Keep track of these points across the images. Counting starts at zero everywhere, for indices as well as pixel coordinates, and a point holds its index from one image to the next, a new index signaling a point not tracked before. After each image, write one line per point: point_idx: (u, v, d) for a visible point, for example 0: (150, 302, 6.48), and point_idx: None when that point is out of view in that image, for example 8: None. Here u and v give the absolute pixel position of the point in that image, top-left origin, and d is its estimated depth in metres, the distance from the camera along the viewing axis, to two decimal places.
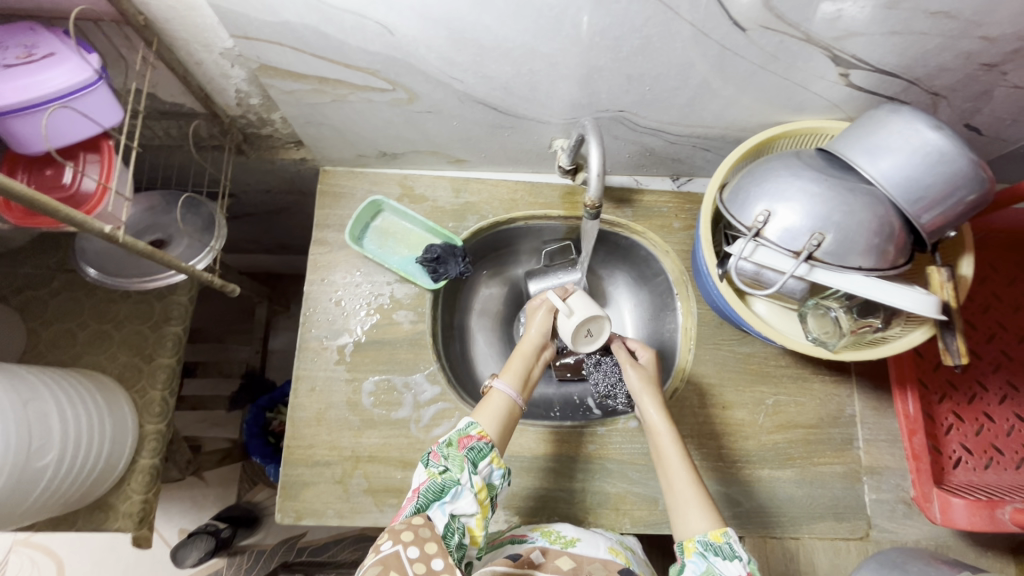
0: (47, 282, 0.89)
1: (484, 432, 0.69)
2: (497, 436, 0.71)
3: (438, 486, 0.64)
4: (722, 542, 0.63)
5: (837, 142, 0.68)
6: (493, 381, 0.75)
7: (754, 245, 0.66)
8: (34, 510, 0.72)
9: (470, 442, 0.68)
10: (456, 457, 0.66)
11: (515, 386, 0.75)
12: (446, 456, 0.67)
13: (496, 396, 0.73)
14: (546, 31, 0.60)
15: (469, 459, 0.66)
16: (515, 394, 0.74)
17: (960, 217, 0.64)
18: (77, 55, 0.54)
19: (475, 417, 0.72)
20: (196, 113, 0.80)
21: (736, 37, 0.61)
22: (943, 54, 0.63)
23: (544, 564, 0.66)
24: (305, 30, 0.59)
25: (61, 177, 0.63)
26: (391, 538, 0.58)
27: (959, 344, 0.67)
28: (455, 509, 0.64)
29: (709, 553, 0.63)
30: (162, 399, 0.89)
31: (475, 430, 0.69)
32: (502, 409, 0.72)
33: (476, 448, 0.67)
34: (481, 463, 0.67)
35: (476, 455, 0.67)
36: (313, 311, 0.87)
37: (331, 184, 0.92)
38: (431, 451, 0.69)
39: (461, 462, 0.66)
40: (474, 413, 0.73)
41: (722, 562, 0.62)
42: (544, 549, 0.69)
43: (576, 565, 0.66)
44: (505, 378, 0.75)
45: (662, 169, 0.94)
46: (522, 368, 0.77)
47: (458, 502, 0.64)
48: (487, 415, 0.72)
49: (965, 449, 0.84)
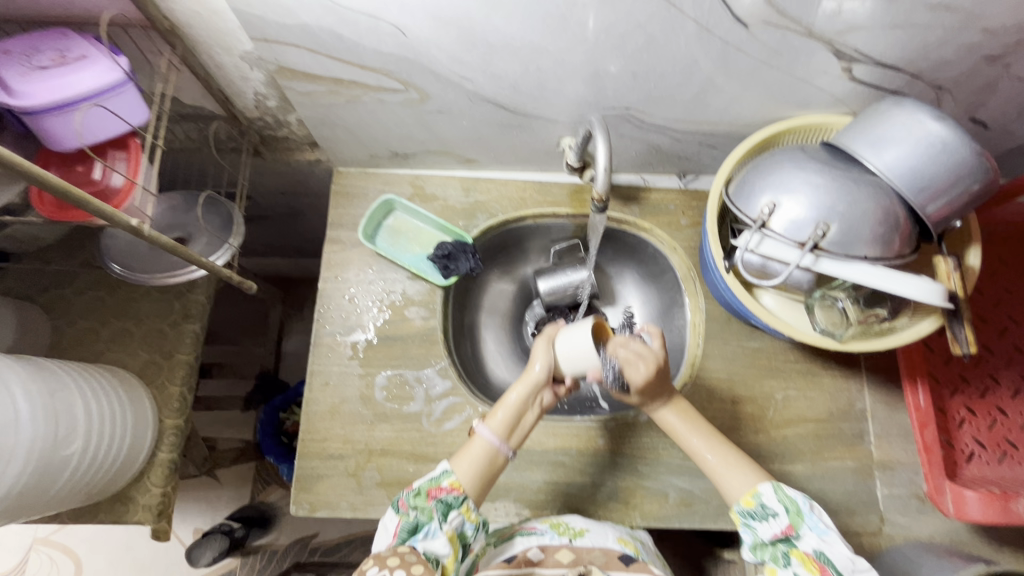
0: (71, 281, 0.92)
1: (459, 484, 0.69)
2: (474, 485, 0.70)
3: (411, 524, 0.65)
4: (754, 506, 0.67)
5: (841, 136, 0.69)
6: (479, 425, 0.74)
7: (760, 236, 0.67)
8: (58, 500, 0.74)
9: (441, 494, 0.68)
10: (425, 507, 0.67)
11: (500, 434, 0.73)
12: (415, 506, 0.67)
13: (478, 442, 0.72)
14: (553, 30, 0.62)
15: (439, 508, 0.67)
16: (497, 442, 0.73)
17: (966, 207, 0.65)
18: (107, 57, 0.57)
19: (452, 462, 0.71)
20: (216, 116, 0.83)
21: (739, 33, 0.63)
22: (944, 47, 0.64)
23: (544, 560, 0.66)
24: (321, 32, 0.62)
25: (90, 172, 0.65)
26: (377, 563, 0.57)
27: (967, 333, 0.68)
28: (429, 546, 0.63)
29: (749, 520, 0.67)
30: (180, 395, 0.91)
31: (446, 480, 0.69)
32: (479, 456, 0.72)
33: (444, 500, 0.67)
34: (452, 512, 0.67)
35: (445, 506, 0.67)
36: (327, 308, 0.89)
37: (345, 185, 0.94)
38: (401, 499, 0.69)
39: (430, 511, 0.66)
40: (452, 459, 0.72)
41: (761, 525, 0.66)
42: (541, 546, 0.69)
43: (575, 557, 0.67)
44: (490, 425, 0.73)
45: (669, 167, 0.96)
46: (509, 415, 0.74)
47: (431, 541, 0.64)
48: (465, 463, 0.71)
49: (978, 443, 0.83)
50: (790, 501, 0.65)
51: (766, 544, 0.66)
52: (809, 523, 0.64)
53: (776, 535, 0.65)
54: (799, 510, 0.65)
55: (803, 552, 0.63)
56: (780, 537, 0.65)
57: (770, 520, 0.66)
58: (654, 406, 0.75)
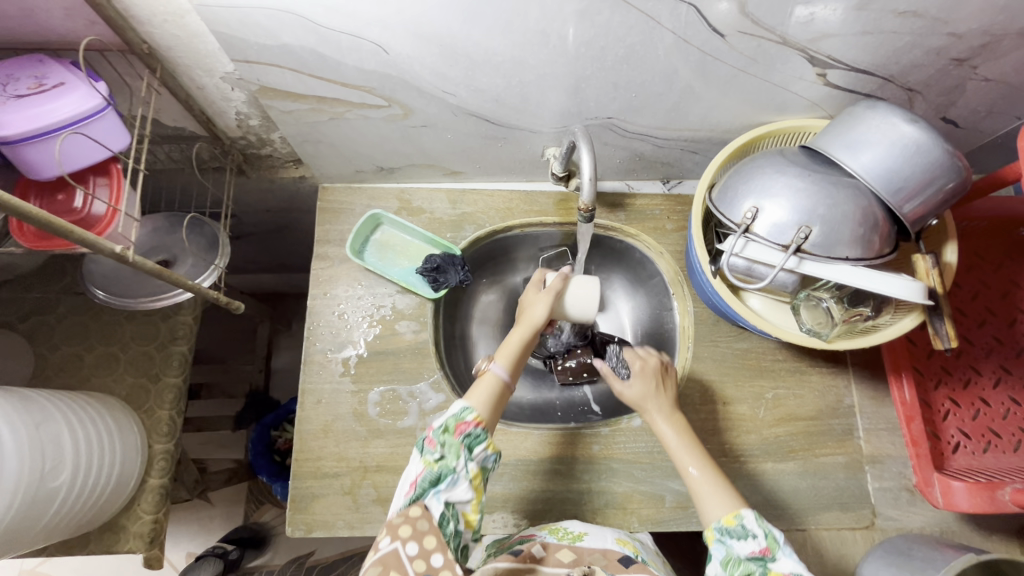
0: (53, 307, 0.91)
1: (480, 418, 0.70)
2: (489, 415, 0.72)
3: (435, 475, 0.65)
4: (734, 525, 0.66)
5: (819, 139, 0.70)
6: (491, 364, 0.76)
7: (744, 241, 0.68)
8: (47, 533, 0.73)
9: (466, 428, 0.68)
10: (452, 443, 0.67)
11: (508, 370, 0.76)
12: (442, 443, 0.67)
13: (491, 378, 0.74)
14: (534, 44, 0.63)
15: (464, 445, 0.67)
16: (508, 376, 0.76)
17: (941, 206, 0.67)
18: (85, 84, 0.57)
19: (467, 398, 0.72)
20: (198, 136, 0.82)
21: (715, 43, 0.64)
22: (913, 51, 0.66)
23: (546, 557, 0.67)
24: (303, 51, 0.62)
25: (71, 201, 0.64)
26: (389, 533, 0.59)
27: (948, 328, 0.69)
28: (451, 497, 0.65)
29: (726, 537, 0.66)
30: (170, 418, 0.89)
31: (471, 416, 0.69)
32: (494, 390, 0.74)
33: (471, 434, 0.68)
34: (476, 449, 0.68)
35: (471, 441, 0.68)
36: (317, 325, 0.89)
37: (331, 201, 0.94)
38: (426, 436, 0.69)
39: (457, 449, 0.67)
40: (466, 395, 0.73)
41: (737, 543, 0.65)
42: (543, 544, 0.70)
43: (576, 557, 0.68)
44: (501, 361, 0.76)
45: (653, 173, 0.97)
46: (517, 350, 0.78)
47: (454, 490, 0.65)
48: (478, 396, 0.72)
49: (963, 434, 0.85)
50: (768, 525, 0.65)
51: (739, 561, 0.64)
52: (784, 547, 0.63)
53: (753, 554, 0.64)
54: (776, 536, 0.64)
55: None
56: (756, 556, 0.64)
57: (746, 539, 0.65)
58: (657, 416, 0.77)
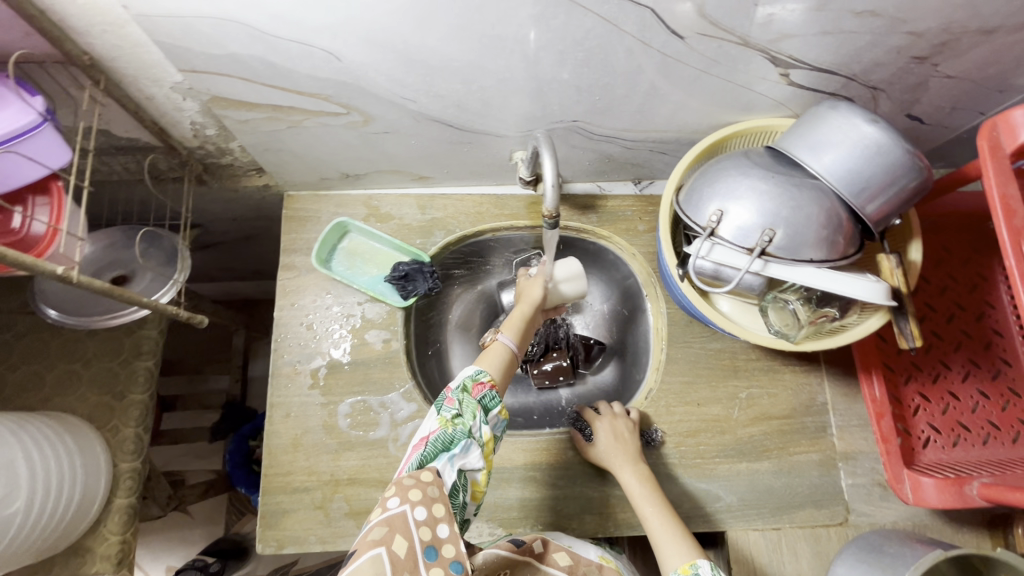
0: (10, 325, 0.88)
1: (493, 381, 0.73)
2: (500, 379, 0.76)
3: (448, 437, 0.65)
4: (689, 574, 0.65)
5: (783, 140, 0.70)
6: (498, 335, 0.80)
7: (710, 244, 0.68)
8: (6, 559, 0.72)
9: (482, 390, 0.71)
10: (470, 403, 0.69)
11: (515, 338, 0.80)
12: (459, 402, 0.69)
13: (498, 347, 0.79)
14: (491, 49, 0.61)
15: (481, 405, 0.70)
16: (515, 345, 0.80)
17: (904, 205, 0.67)
18: (20, 99, 0.55)
19: (479, 364, 0.76)
20: (153, 146, 0.80)
21: (676, 45, 0.63)
22: (874, 50, 0.66)
23: (544, 553, 0.70)
24: (252, 60, 0.60)
25: (9, 221, 0.62)
26: (398, 494, 0.59)
27: (912, 328, 0.70)
28: (464, 463, 0.66)
29: None
30: (135, 437, 0.87)
31: (485, 378, 0.73)
32: (504, 357, 0.78)
33: (487, 396, 0.71)
34: (491, 411, 0.71)
35: (487, 402, 0.70)
36: (285, 336, 0.87)
37: (296, 210, 0.92)
38: (445, 395, 0.70)
39: (474, 409, 0.69)
40: (477, 362, 0.77)
41: None
42: (544, 539, 0.72)
43: (572, 562, 0.70)
44: (507, 332, 0.80)
45: (623, 174, 0.96)
46: (521, 325, 0.82)
47: (466, 457, 0.66)
48: (489, 362, 0.76)
49: (933, 429, 0.86)
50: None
51: None
52: None
53: None
54: None
55: None
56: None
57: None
58: (621, 466, 0.80)
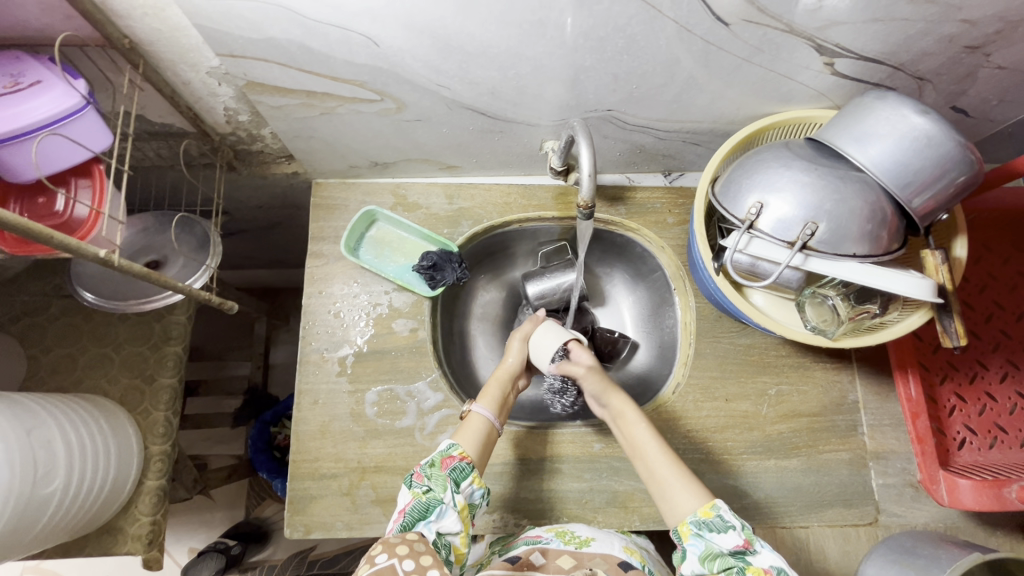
0: (45, 308, 0.89)
1: (465, 454, 0.70)
2: (478, 454, 0.72)
3: (423, 505, 0.64)
4: (712, 516, 0.63)
5: (826, 131, 0.68)
6: (472, 405, 0.77)
7: (748, 237, 0.66)
8: (43, 538, 0.73)
9: (452, 462, 0.68)
10: (439, 476, 0.67)
11: (492, 409, 0.77)
12: (429, 476, 0.67)
13: (474, 419, 0.75)
14: (530, 35, 0.60)
15: (451, 478, 0.67)
16: (493, 418, 0.76)
17: (951, 200, 0.65)
18: (63, 82, 0.55)
19: (454, 439, 0.73)
20: (186, 133, 0.80)
21: (719, 32, 0.62)
22: (925, 39, 0.64)
23: (545, 564, 0.68)
24: (290, 45, 0.59)
25: (54, 205, 0.64)
26: (386, 550, 0.57)
27: (957, 326, 0.68)
28: (441, 527, 0.65)
29: (702, 530, 0.63)
30: (166, 420, 0.88)
31: (456, 451, 0.70)
32: (482, 432, 0.74)
33: (458, 468, 0.68)
34: (463, 483, 0.67)
35: (458, 475, 0.67)
36: (313, 324, 0.87)
37: (324, 197, 0.92)
38: (414, 472, 0.69)
39: (444, 481, 0.67)
40: (453, 436, 0.74)
41: (718, 536, 0.62)
42: (544, 550, 0.71)
43: (577, 562, 0.68)
44: (482, 402, 0.77)
45: (654, 165, 0.95)
46: (499, 395, 0.79)
47: (442, 521, 0.65)
48: (466, 436, 0.73)
49: (969, 430, 0.84)
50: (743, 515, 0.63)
51: (719, 555, 0.61)
52: (761, 539, 0.62)
53: (736, 547, 0.60)
54: (751, 527, 0.62)
55: (759, 569, 0.59)
56: (739, 550, 0.60)
57: (727, 531, 0.62)
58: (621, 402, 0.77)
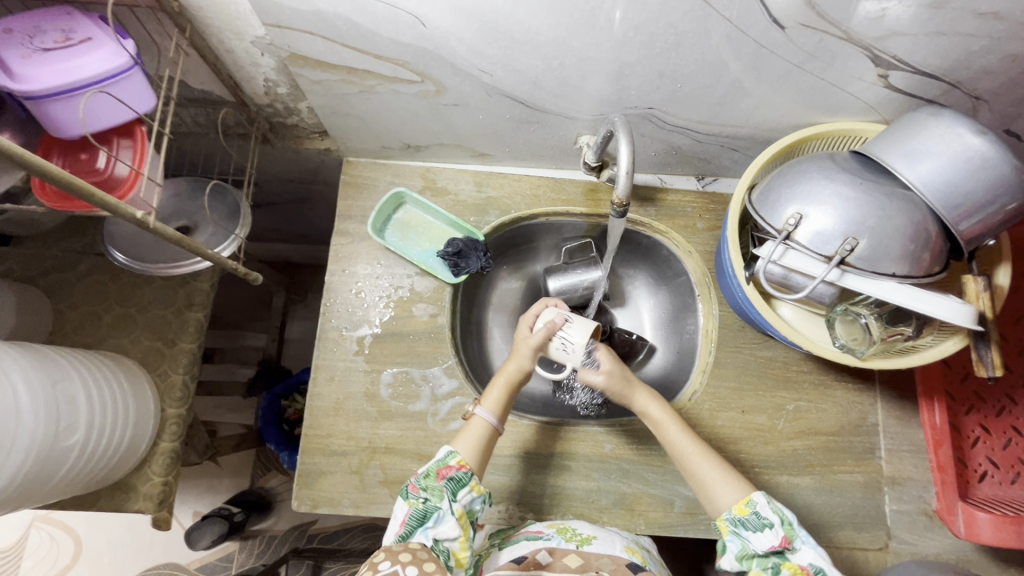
0: (74, 264, 0.91)
1: (464, 462, 0.69)
2: (476, 460, 0.71)
3: (421, 512, 0.65)
4: (748, 514, 0.66)
5: (873, 145, 0.66)
6: (476, 407, 0.75)
7: (784, 247, 0.65)
8: (60, 493, 0.74)
9: (449, 472, 0.68)
10: (435, 487, 0.67)
11: (495, 414, 0.75)
12: (424, 488, 0.67)
13: (476, 422, 0.74)
14: (580, 25, 0.59)
15: (449, 488, 0.67)
16: (496, 422, 0.74)
17: (999, 225, 0.63)
18: (113, 41, 0.56)
19: (454, 444, 0.72)
20: (224, 101, 0.81)
21: (774, 35, 0.60)
22: (987, 57, 0.61)
23: (552, 564, 0.67)
24: (336, 19, 0.59)
25: (95, 161, 0.65)
26: (388, 558, 0.56)
27: (993, 355, 0.66)
28: (439, 533, 0.64)
29: (739, 528, 0.66)
30: (183, 383, 0.90)
31: (455, 460, 0.69)
32: (481, 435, 0.73)
33: (454, 478, 0.68)
34: (461, 490, 0.67)
35: (454, 485, 0.67)
36: (334, 301, 0.87)
37: (354, 175, 0.92)
38: (411, 483, 0.69)
39: (440, 491, 0.67)
40: (453, 441, 0.73)
41: (754, 535, 0.65)
42: (549, 548, 0.70)
43: (583, 562, 0.67)
44: (487, 405, 0.75)
45: (688, 167, 0.93)
46: (501, 392, 0.76)
47: (440, 527, 0.65)
48: (464, 442, 0.72)
49: (991, 463, 0.83)
50: (781, 512, 0.66)
51: (755, 555, 0.66)
52: (802, 536, 0.65)
53: (772, 547, 0.64)
54: (790, 523, 0.65)
55: (796, 566, 0.64)
56: (776, 549, 0.64)
57: (765, 530, 0.65)
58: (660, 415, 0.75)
